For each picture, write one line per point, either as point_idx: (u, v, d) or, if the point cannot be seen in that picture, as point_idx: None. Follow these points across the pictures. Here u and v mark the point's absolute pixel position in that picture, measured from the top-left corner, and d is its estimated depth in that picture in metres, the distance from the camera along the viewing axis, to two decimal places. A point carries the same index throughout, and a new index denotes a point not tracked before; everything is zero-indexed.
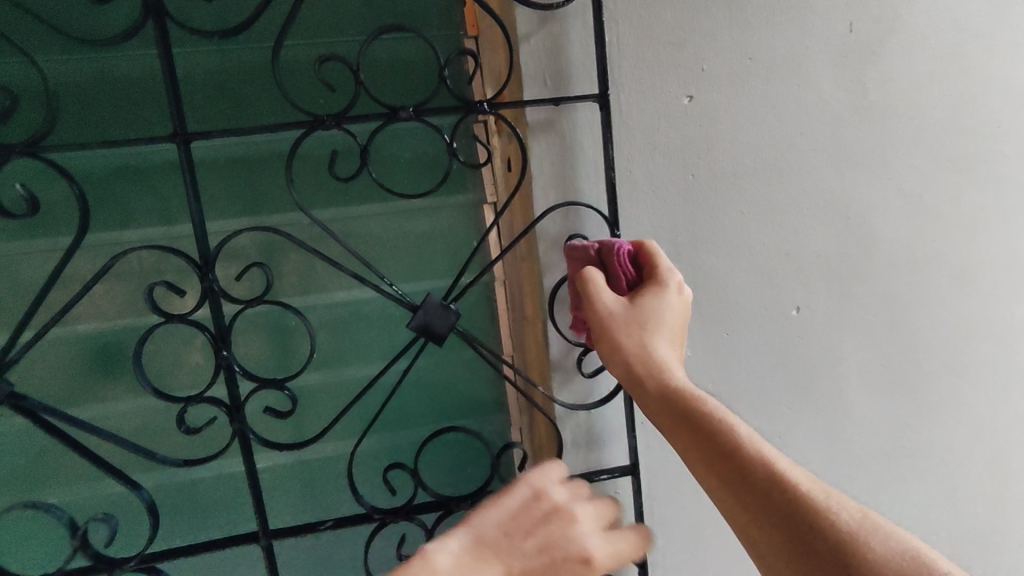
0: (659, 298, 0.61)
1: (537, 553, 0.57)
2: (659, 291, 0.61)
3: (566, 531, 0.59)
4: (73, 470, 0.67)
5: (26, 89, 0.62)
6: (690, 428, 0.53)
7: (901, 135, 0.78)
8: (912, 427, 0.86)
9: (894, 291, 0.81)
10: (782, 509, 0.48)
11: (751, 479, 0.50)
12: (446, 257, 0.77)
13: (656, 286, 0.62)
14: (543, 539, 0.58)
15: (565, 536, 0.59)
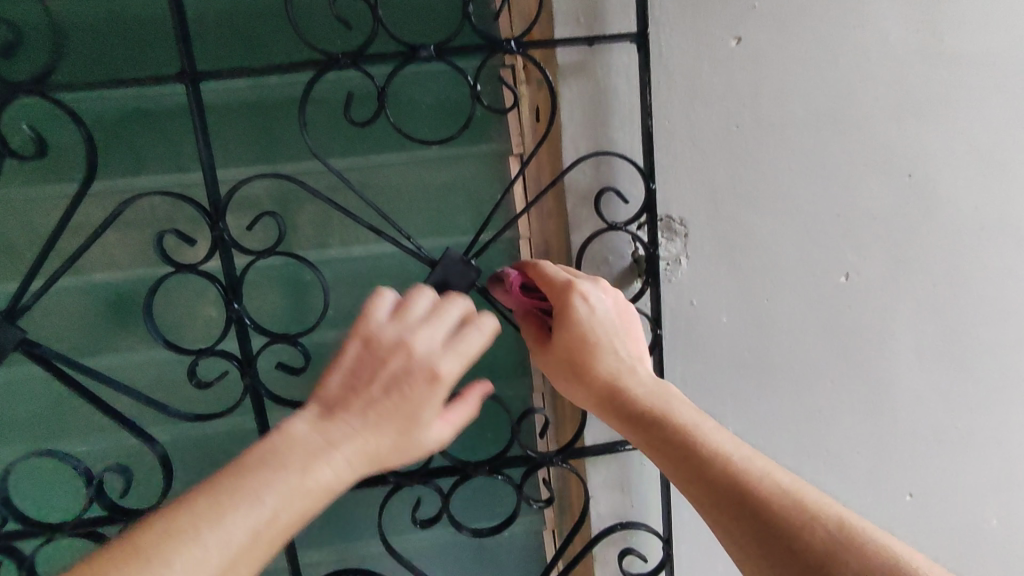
0: (573, 318, 0.57)
1: (390, 390, 0.49)
2: (570, 308, 0.57)
3: (400, 353, 0.50)
4: (84, 422, 0.66)
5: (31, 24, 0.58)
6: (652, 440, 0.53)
7: (978, 81, 0.69)
8: (966, 407, 0.79)
9: (956, 258, 0.74)
10: (753, 539, 0.46)
11: (719, 508, 0.48)
12: (468, 212, 0.73)
13: (563, 304, 0.58)
14: (386, 371, 0.49)
15: (410, 364, 0.50)
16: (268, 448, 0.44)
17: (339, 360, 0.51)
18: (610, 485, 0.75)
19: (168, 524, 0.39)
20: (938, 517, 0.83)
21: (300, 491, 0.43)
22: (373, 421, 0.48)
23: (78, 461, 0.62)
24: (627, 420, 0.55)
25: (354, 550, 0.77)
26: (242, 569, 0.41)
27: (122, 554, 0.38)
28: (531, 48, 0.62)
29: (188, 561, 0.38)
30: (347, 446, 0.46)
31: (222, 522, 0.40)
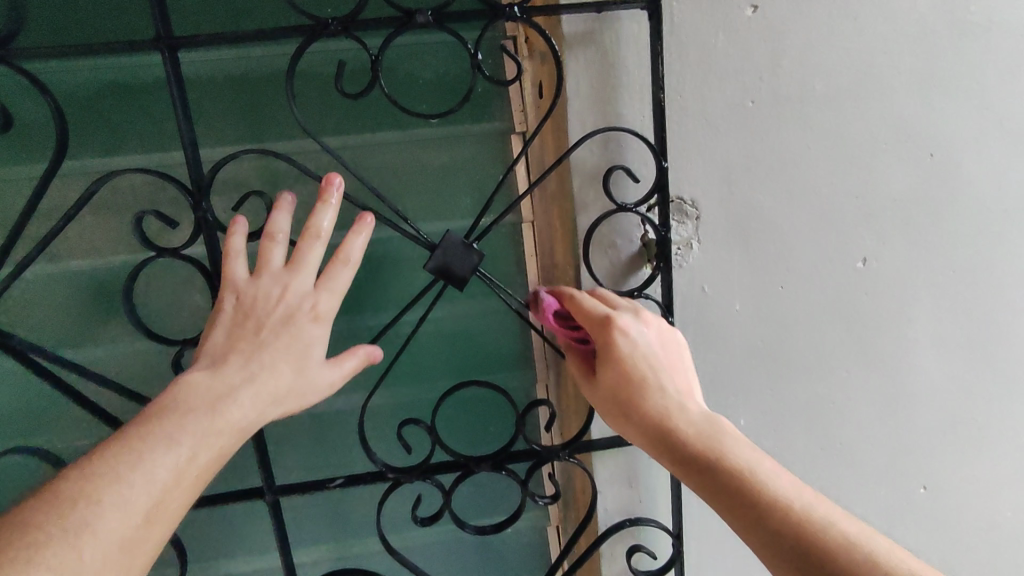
0: (615, 350, 0.55)
1: (278, 332, 0.51)
2: (613, 341, 0.55)
3: (281, 298, 0.52)
4: (67, 414, 0.63)
5: None
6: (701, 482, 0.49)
7: (1006, 54, 0.65)
8: (987, 397, 0.76)
9: (980, 242, 0.71)
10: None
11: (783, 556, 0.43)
12: (469, 194, 0.69)
13: (606, 337, 0.56)
14: (272, 318, 0.52)
15: (293, 306, 0.52)
16: (169, 400, 0.46)
17: (221, 317, 0.52)
18: (618, 479, 0.72)
19: (88, 471, 0.41)
20: (955, 512, 0.80)
21: (210, 432, 0.46)
22: (267, 362, 0.50)
23: (56, 457, 0.59)
24: (677, 459, 0.51)
25: (353, 543, 0.75)
26: (173, 504, 0.43)
27: (48, 499, 0.39)
28: (535, 15, 0.57)
29: (116, 497, 0.40)
30: (248, 389, 0.49)
31: (142, 464, 0.42)
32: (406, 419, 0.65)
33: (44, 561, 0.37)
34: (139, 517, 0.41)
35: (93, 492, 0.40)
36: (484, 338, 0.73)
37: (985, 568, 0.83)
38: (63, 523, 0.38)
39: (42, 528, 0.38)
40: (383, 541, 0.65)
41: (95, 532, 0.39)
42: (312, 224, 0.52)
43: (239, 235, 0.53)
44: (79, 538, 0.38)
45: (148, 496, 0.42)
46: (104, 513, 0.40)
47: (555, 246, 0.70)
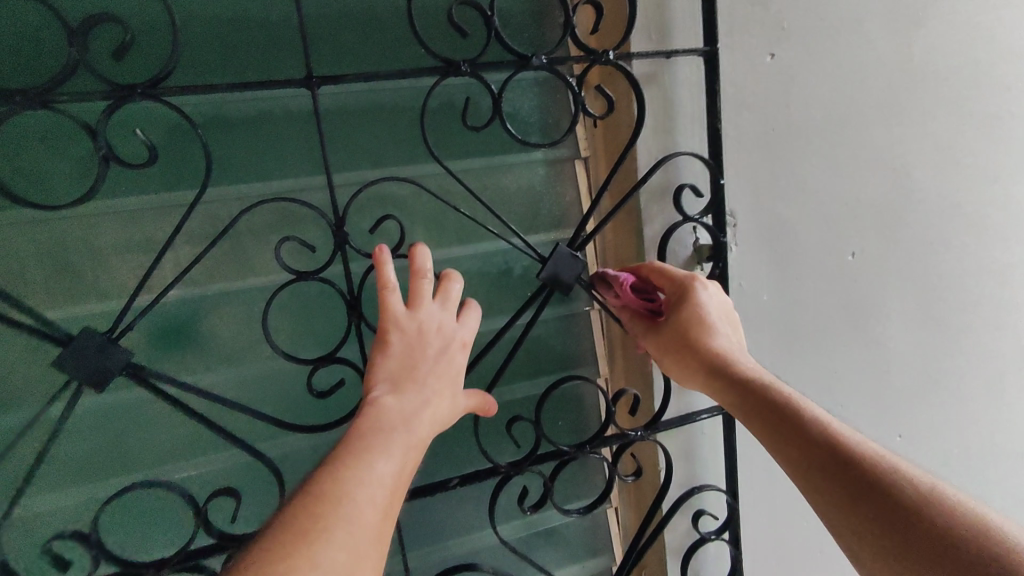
0: (691, 308, 0.65)
1: (437, 359, 0.58)
2: (689, 300, 0.65)
3: (437, 330, 0.59)
4: (176, 440, 0.62)
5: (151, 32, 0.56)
6: (750, 401, 0.59)
7: (938, 91, 0.85)
8: (939, 358, 0.95)
9: (929, 236, 0.89)
10: (853, 492, 0.51)
11: (823, 466, 0.53)
12: (543, 213, 0.78)
13: (684, 298, 0.65)
14: (430, 347, 0.58)
15: (444, 340, 0.59)
16: (373, 420, 0.51)
17: (386, 347, 0.57)
18: (680, 456, 0.82)
19: (336, 474, 0.47)
20: (921, 453, 0.98)
21: (412, 445, 0.51)
22: (435, 385, 0.56)
23: (183, 490, 0.58)
24: (732, 387, 0.61)
25: (446, 545, 0.78)
26: (396, 502, 0.49)
27: (314, 496, 0.45)
28: (621, 59, 0.68)
29: (367, 496, 0.46)
30: (427, 410, 0.55)
31: (374, 469, 0.48)
32: (512, 417, 0.71)
33: (334, 546, 0.43)
34: (382, 513, 0.47)
35: (350, 491, 0.46)
36: (556, 342, 0.82)
37: None
38: (336, 519, 0.44)
39: (324, 520, 0.43)
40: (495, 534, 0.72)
41: (361, 524, 0.45)
42: (452, 274, 0.62)
43: (392, 270, 0.58)
44: (352, 528, 0.44)
45: (384, 495, 0.47)
46: (363, 508, 0.45)
47: (617, 254, 0.81)
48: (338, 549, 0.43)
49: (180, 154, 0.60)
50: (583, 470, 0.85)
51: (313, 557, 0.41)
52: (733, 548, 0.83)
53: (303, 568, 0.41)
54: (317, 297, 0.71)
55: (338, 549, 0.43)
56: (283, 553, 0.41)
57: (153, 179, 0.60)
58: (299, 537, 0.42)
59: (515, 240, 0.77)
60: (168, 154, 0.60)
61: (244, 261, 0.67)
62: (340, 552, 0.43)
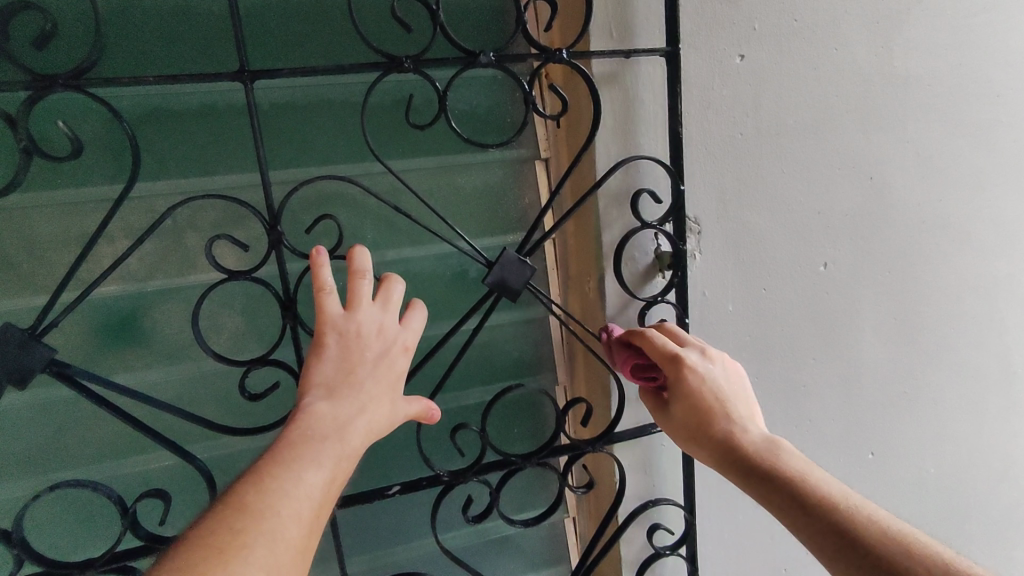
0: (685, 383, 0.64)
1: (376, 363, 0.55)
2: (686, 375, 0.64)
3: (376, 334, 0.56)
4: (109, 432, 0.63)
5: (74, 23, 0.56)
6: (761, 480, 0.58)
7: (918, 98, 0.82)
8: (914, 373, 0.92)
9: (907, 247, 0.86)
10: (865, 571, 0.49)
11: (838, 552, 0.51)
12: (499, 216, 0.76)
13: (679, 371, 0.64)
14: (369, 350, 0.55)
15: (383, 344, 0.56)
16: (302, 428, 0.48)
17: (322, 350, 0.54)
18: (636, 467, 0.80)
19: (258, 486, 0.43)
20: (893, 472, 0.95)
21: (344, 455, 0.48)
22: (372, 390, 0.53)
23: (111, 489, 0.57)
24: (742, 469, 0.60)
25: (387, 552, 0.78)
26: (325, 516, 0.45)
27: (232, 511, 0.41)
28: (577, 57, 0.65)
29: (291, 507, 0.43)
30: (363, 418, 0.51)
31: (302, 479, 0.45)
32: (457, 426, 0.69)
33: (252, 563, 0.39)
34: (307, 528, 0.43)
35: (273, 504, 0.42)
36: (512, 347, 0.80)
37: (916, 517, 0.98)
38: (257, 532, 0.40)
39: (243, 535, 0.40)
40: (437, 542, 0.70)
41: (283, 539, 0.41)
42: (392, 277, 0.58)
43: (329, 270, 0.55)
44: (274, 543, 0.40)
45: (311, 509, 0.44)
46: (287, 522, 0.42)
47: (576, 259, 0.79)
48: (258, 567, 0.39)
49: (106, 146, 0.60)
50: (537, 479, 0.83)
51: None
52: (689, 563, 0.81)
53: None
54: (261, 296, 0.70)
55: (258, 567, 0.39)
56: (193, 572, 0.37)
57: (78, 171, 0.59)
58: (215, 553, 0.38)
59: (464, 244, 0.74)
60: (93, 146, 0.59)
61: (185, 257, 0.66)
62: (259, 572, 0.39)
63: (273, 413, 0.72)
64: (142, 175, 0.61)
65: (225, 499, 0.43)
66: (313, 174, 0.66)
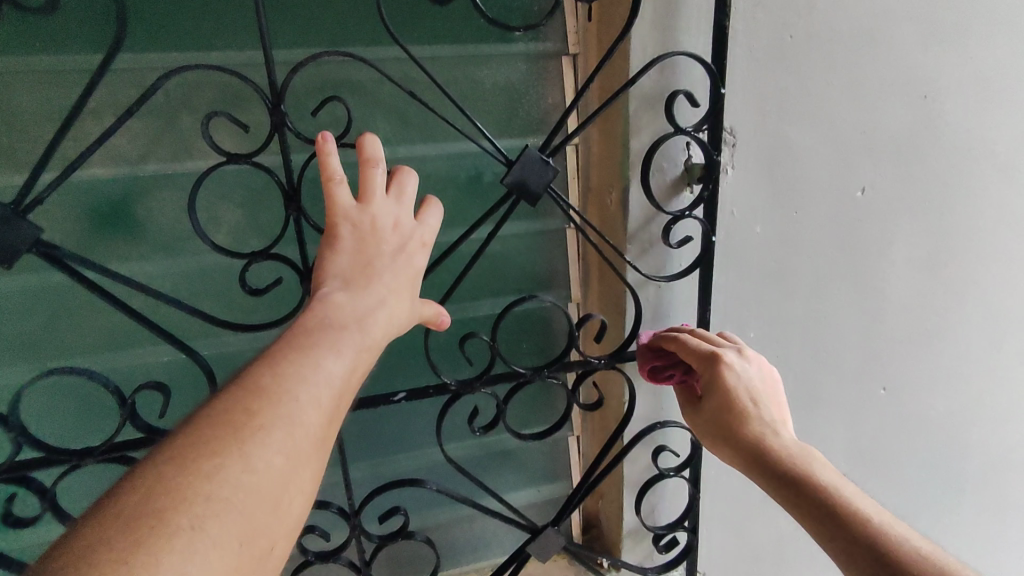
0: (723, 388, 0.59)
1: (394, 256, 0.51)
2: (724, 373, 0.59)
3: (392, 227, 0.52)
4: (108, 325, 0.61)
5: None
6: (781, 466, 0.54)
7: (988, 8, 0.74)
8: (937, 311, 0.87)
9: (950, 177, 0.80)
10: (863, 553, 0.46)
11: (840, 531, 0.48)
12: (519, 116, 0.71)
13: (718, 371, 0.60)
14: (385, 244, 0.52)
15: (400, 238, 0.52)
16: (320, 317, 0.46)
17: (335, 242, 0.51)
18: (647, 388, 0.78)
19: (275, 370, 0.41)
20: (903, 409, 0.92)
21: (366, 346, 0.46)
22: (392, 285, 0.50)
23: (107, 379, 0.56)
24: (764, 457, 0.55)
25: (390, 458, 0.78)
26: (345, 404, 0.44)
27: (246, 392, 0.39)
28: None
29: (311, 394, 0.41)
30: (384, 311, 0.49)
31: (321, 366, 0.42)
32: (466, 335, 0.66)
33: (268, 444, 0.38)
34: (327, 417, 0.42)
35: (291, 389, 0.40)
36: (525, 259, 0.77)
37: (917, 458, 0.97)
38: (278, 415, 0.39)
39: (260, 417, 0.38)
40: (442, 450, 0.69)
41: (303, 424, 0.40)
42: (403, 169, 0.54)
43: (338, 157, 0.51)
44: (294, 428, 0.39)
45: (331, 398, 0.42)
46: (306, 408, 0.40)
47: (599, 168, 0.74)
48: (275, 449, 0.38)
49: (90, 8, 0.54)
50: (544, 396, 0.82)
51: (244, 455, 0.36)
52: (692, 485, 0.80)
53: (232, 470, 0.36)
54: (263, 190, 0.65)
55: (275, 450, 0.38)
56: (207, 449, 0.36)
57: (60, 36, 0.54)
58: (229, 433, 0.37)
59: (482, 144, 0.69)
60: (75, 7, 0.53)
61: (181, 142, 0.61)
62: (278, 457, 0.38)
63: (275, 312, 0.69)
64: (131, 44, 0.56)
65: (239, 381, 0.41)
66: (319, 52, 0.60)
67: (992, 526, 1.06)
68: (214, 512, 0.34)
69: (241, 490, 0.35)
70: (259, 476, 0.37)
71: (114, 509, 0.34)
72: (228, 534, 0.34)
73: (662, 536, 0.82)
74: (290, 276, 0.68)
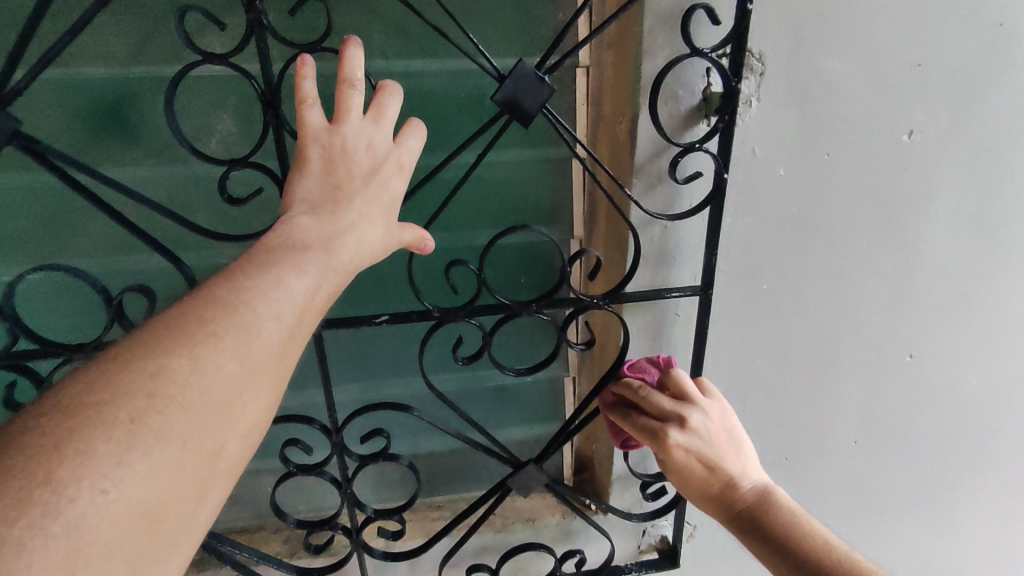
0: (678, 460, 0.65)
1: (366, 181, 0.49)
2: (673, 450, 0.64)
3: (366, 150, 0.49)
4: (101, 230, 0.62)
5: None
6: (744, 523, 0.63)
7: None
8: (982, 276, 0.79)
9: (1015, 123, 0.71)
10: None
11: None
12: (524, 31, 0.66)
13: (667, 451, 0.65)
14: (358, 167, 0.49)
15: (375, 163, 0.50)
16: (284, 237, 0.44)
17: (305, 166, 0.49)
18: (645, 333, 0.75)
19: (233, 283, 0.40)
20: (930, 380, 0.86)
21: (332, 267, 0.44)
22: (362, 210, 0.48)
23: (95, 279, 0.57)
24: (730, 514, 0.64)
25: (381, 383, 0.78)
26: (310, 321, 0.42)
27: (203, 300, 0.39)
28: None
29: (269, 307, 0.40)
30: (352, 234, 0.46)
31: (283, 284, 0.41)
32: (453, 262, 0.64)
33: (222, 349, 0.37)
34: (288, 332, 0.40)
35: (249, 300, 0.39)
36: (526, 190, 0.73)
37: (940, 432, 0.91)
38: (233, 324, 0.38)
39: (214, 324, 0.37)
40: (426, 379, 0.69)
41: (260, 335, 0.39)
42: (383, 86, 0.51)
43: (313, 81, 0.48)
44: (249, 336, 0.38)
45: (294, 314, 0.41)
46: (264, 319, 0.39)
47: (611, 94, 0.69)
48: (229, 357, 0.37)
49: None
50: (538, 333, 0.80)
51: (193, 358, 0.36)
52: None
53: (181, 372, 0.35)
54: (255, 100, 0.63)
55: (227, 357, 0.37)
56: (157, 350, 0.36)
57: None
58: (181, 337, 0.36)
59: (481, 61, 0.65)
60: None
61: (170, 44, 0.59)
62: (230, 363, 0.37)
63: (260, 225, 0.69)
64: None
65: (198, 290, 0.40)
66: None
67: (1015, 510, 1.00)
68: (161, 410, 0.34)
69: (190, 393, 0.35)
70: (208, 379, 0.36)
71: (58, 396, 0.34)
72: (172, 433, 0.34)
73: (649, 484, 0.80)
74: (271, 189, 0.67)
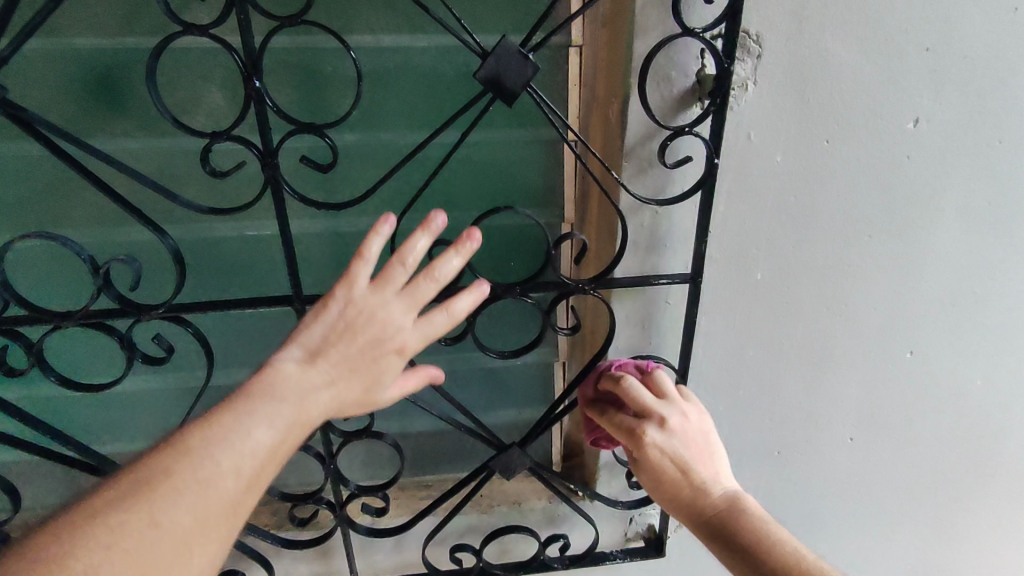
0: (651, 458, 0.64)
1: (360, 352, 0.48)
2: (650, 451, 0.64)
3: (370, 321, 0.48)
4: (91, 203, 0.64)
5: None
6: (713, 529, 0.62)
7: None
8: (991, 271, 0.76)
9: None
10: None
11: None
12: (512, 10, 0.65)
13: (641, 450, 0.64)
14: (359, 335, 0.48)
15: (377, 333, 0.48)
16: (264, 383, 0.45)
17: (323, 312, 0.48)
18: (634, 320, 0.74)
19: (205, 428, 0.43)
20: (933, 378, 0.84)
21: (301, 422, 0.46)
22: (345, 373, 0.47)
23: (81, 248, 0.57)
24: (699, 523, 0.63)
25: None
26: (270, 471, 0.44)
27: (173, 451, 0.42)
28: None
29: (231, 459, 0.42)
30: (329, 393, 0.47)
31: (250, 436, 0.43)
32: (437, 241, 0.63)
33: (179, 504, 0.39)
34: (246, 484, 0.42)
35: (214, 452, 0.42)
36: (517, 171, 0.73)
37: (941, 431, 0.88)
38: (195, 474, 0.41)
39: (176, 476, 0.40)
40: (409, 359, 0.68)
41: (220, 487, 0.41)
42: (408, 246, 0.47)
43: (370, 241, 0.47)
44: (206, 487, 0.40)
45: (254, 466, 0.43)
46: (224, 473, 0.41)
47: (602, 72, 0.67)
48: (185, 508, 0.40)
49: None
50: (524, 315, 0.80)
51: (153, 511, 0.39)
52: None
53: (136, 523, 0.38)
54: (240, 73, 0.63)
55: (183, 508, 0.39)
56: (121, 501, 0.39)
57: None
58: (145, 487, 0.39)
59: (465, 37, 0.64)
60: None
61: (158, 15, 0.60)
62: (186, 516, 0.39)
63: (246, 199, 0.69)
64: None
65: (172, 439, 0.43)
66: None
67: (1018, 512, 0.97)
68: (109, 560, 0.36)
69: (142, 545, 0.37)
70: (161, 531, 0.38)
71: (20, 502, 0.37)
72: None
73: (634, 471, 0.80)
74: (252, 163, 0.67)
